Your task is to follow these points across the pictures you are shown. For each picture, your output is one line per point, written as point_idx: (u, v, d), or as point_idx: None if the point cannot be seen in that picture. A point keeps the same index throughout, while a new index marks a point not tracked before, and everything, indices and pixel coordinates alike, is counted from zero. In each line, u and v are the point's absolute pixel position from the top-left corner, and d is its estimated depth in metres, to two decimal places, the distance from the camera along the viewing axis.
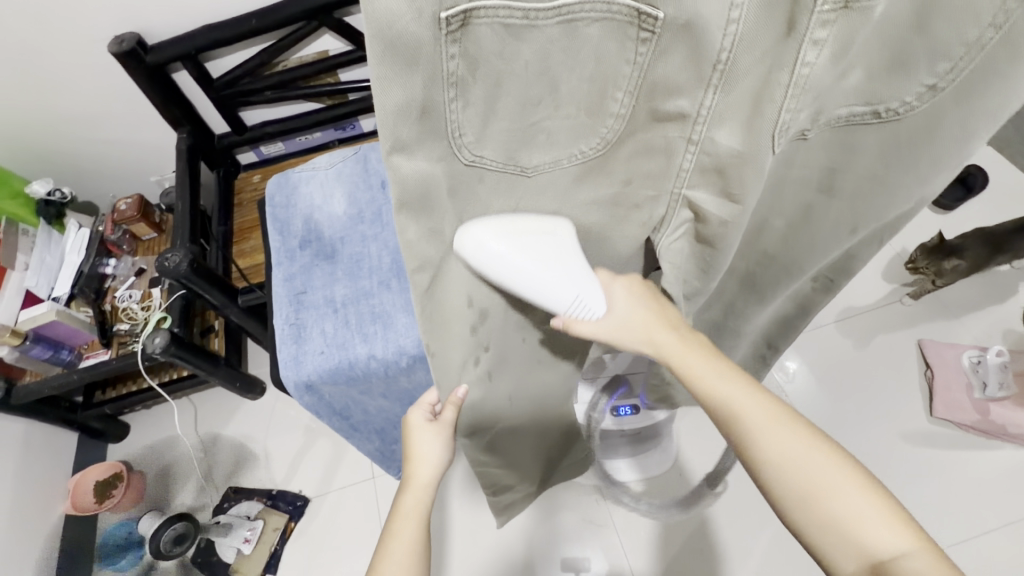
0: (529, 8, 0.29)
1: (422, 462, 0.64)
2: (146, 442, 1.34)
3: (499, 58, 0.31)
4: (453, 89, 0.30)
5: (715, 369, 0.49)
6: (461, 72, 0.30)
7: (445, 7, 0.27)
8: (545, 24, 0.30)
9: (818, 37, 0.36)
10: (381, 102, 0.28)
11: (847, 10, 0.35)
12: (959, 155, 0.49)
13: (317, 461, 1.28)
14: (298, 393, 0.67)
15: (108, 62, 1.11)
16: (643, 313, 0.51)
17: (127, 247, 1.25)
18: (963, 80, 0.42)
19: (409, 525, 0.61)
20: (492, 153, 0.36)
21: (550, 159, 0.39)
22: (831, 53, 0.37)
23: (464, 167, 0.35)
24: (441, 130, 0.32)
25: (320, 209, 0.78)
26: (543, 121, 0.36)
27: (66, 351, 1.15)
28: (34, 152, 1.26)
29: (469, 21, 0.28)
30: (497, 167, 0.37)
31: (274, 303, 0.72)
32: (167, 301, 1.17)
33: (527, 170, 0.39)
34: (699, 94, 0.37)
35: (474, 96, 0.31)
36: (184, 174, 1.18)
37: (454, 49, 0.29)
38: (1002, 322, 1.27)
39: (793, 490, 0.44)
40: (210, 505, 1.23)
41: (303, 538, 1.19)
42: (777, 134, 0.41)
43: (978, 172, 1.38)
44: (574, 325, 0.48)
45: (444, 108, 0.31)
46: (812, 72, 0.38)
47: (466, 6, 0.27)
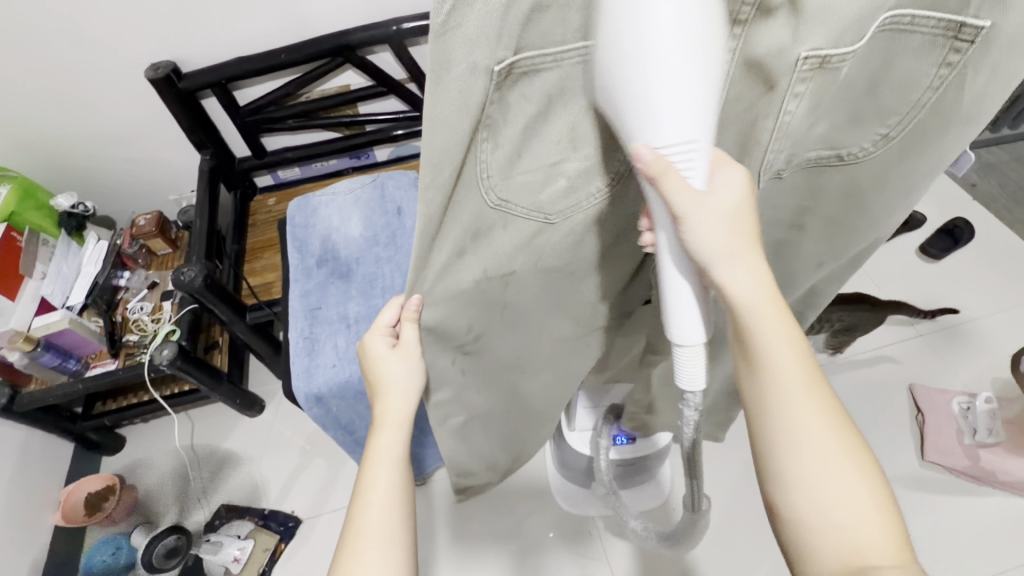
0: (557, 52, 0.37)
1: (393, 393, 0.59)
2: (141, 455, 1.34)
3: (526, 102, 0.39)
4: (486, 132, 0.39)
5: (786, 341, 0.43)
6: (493, 119, 0.39)
7: (497, 62, 0.35)
8: (568, 65, 0.38)
9: (798, 90, 0.40)
10: (428, 139, 0.37)
11: (822, 69, 0.39)
12: (908, 190, 0.55)
13: (311, 482, 1.27)
14: (308, 405, 0.69)
15: (142, 86, 1.18)
16: (737, 228, 0.41)
17: (142, 261, 1.28)
18: (915, 130, 0.48)
19: (384, 467, 0.57)
20: (517, 199, 0.45)
21: (538, 177, 0.45)
22: (808, 104, 0.42)
23: (491, 209, 0.45)
24: (474, 172, 0.42)
25: (339, 231, 0.82)
26: (562, 165, 0.45)
27: (74, 360, 1.17)
28: (62, 166, 1.31)
29: (512, 70, 0.36)
30: (525, 213, 0.47)
31: (290, 317, 0.74)
32: (177, 314, 1.20)
33: (552, 215, 0.48)
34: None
35: (505, 137, 0.41)
36: (205, 194, 1.23)
37: (495, 96, 0.37)
38: (989, 369, 1.30)
39: (802, 485, 0.42)
40: (200, 522, 1.22)
41: (292, 561, 1.17)
42: (761, 170, 0.47)
43: (964, 226, 1.47)
44: (663, 175, 0.36)
45: (479, 147, 0.40)
46: (791, 118, 0.43)
47: (511, 60, 0.36)
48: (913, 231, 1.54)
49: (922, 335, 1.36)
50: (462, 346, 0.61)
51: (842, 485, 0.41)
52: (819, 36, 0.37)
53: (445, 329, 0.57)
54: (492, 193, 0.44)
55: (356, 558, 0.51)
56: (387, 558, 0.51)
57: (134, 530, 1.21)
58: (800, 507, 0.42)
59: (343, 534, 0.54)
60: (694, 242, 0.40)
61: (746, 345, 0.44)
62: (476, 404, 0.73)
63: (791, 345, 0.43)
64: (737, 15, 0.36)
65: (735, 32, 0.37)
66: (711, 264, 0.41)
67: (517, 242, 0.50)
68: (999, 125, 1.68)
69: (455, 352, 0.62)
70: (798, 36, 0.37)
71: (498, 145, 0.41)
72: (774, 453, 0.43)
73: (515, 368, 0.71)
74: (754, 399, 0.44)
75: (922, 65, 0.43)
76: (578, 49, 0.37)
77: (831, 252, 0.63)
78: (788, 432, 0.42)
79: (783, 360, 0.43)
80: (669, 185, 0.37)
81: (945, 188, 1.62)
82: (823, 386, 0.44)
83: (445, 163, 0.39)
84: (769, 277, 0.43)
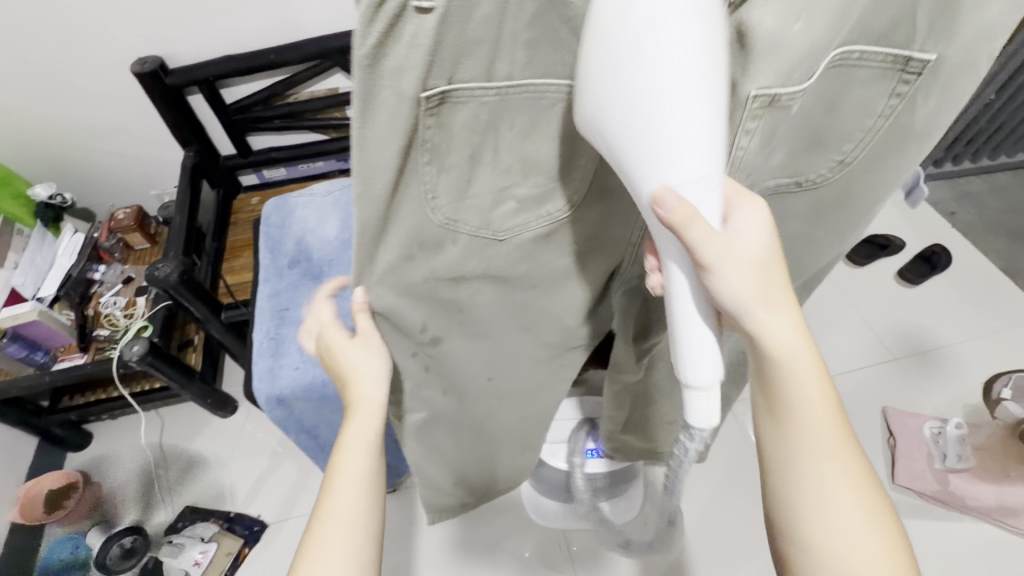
0: (500, 86, 0.39)
1: (361, 380, 0.58)
2: (106, 453, 1.31)
3: (472, 128, 0.41)
4: (428, 154, 0.41)
5: (818, 397, 0.45)
6: (433, 140, 0.40)
7: (428, 89, 0.37)
8: (515, 95, 0.40)
9: (749, 127, 0.39)
10: (359, 154, 0.38)
11: (772, 107, 0.38)
12: (863, 208, 0.57)
13: (279, 487, 1.25)
14: (269, 406, 0.68)
15: (128, 80, 1.18)
16: (764, 284, 0.42)
17: (119, 255, 1.26)
18: (866, 155, 0.50)
19: (356, 456, 0.56)
20: (465, 220, 0.48)
21: (486, 201, 0.48)
22: (761, 139, 0.41)
23: (437, 227, 0.48)
24: (418, 192, 0.44)
25: (312, 232, 0.81)
26: (511, 190, 0.48)
27: (42, 353, 1.14)
28: (44, 156, 1.29)
29: (447, 98, 0.38)
30: (471, 231, 0.49)
31: (257, 316, 0.73)
32: (150, 310, 1.18)
33: (499, 233, 0.51)
34: None
35: (448, 162, 0.43)
36: (186, 190, 1.21)
37: (432, 121, 0.39)
38: (963, 395, 1.31)
39: (821, 532, 0.45)
40: (162, 523, 1.20)
41: (255, 566, 1.15)
42: None
43: (941, 252, 1.51)
44: (689, 222, 0.35)
45: (421, 166, 0.42)
46: (744, 153, 0.42)
47: (444, 89, 0.37)
48: (891, 257, 1.56)
49: (896, 359, 1.38)
50: (420, 347, 0.62)
51: (859, 539, 0.44)
52: (768, 76, 0.36)
53: (399, 320, 0.56)
54: (438, 212, 0.46)
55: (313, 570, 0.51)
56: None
57: (91, 530, 1.18)
58: (808, 548, 0.45)
59: (312, 512, 0.55)
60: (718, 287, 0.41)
61: (772, 396, 0.46)
62: (441, 408, 0.73)
63: (822, 404, 0.45)
64: None
65: None
66: (741, 315, 0.42)
67: (466, 253, 0.51)
68: (978, 157, 1.71)
69: (415, 346, 0.61)
70: (748, 72, 0.36)
71: (442, 167, 0.43)
72: (789, 491, 0.46)
73: (471, 385, 0.72)
74: (775, 437, 0.47)
75: (875, 94, 0.45)
76: (519, 83, 0.40)
77: (795, 272, 0.64)
78: (806, 478, 0.45)
79: (812, 403, 0.45)
80: (693, 235, 0.36)
81: (925, 216, 1.65)
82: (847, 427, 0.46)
83: (375, 179, 0.40)
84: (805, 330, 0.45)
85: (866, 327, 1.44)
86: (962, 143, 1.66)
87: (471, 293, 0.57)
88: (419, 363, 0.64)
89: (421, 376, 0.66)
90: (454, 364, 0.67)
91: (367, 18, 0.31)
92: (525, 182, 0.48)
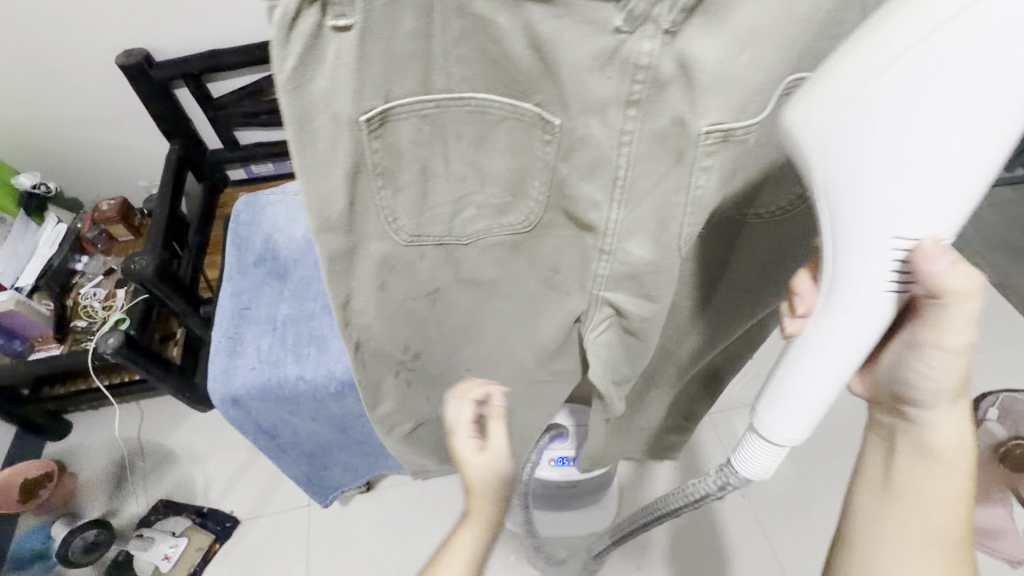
0: (438, 99, 0.36)
1: (484, 493, 0.56)
2: (83, 444, 1.31)
3: (417, 145, 0.38)
4: (380, 177, 0.39)
5: (949, 496, 0.46)
6: (383, 162, 0.38)
7: (365, 112, 0.34)
8: (457, 109, 0.37)
9: (705, 164, 0.40)
10: (304, 181, 0.37)
11: (726, 142, 0.39)
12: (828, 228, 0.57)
13: (254, 483, 1.25)
14: (224, 406, 0.68)
15: (112, 71, 1.16)
16: (959, 381, 0.43)
17: (101, 246, 1.25)
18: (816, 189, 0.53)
19: (450, 570, 0.53)
20: (429, 232, 0.46)
21: (447, 210, 0.45)
22: (719, 177, 0.41)
23: (406, 244, 0.46)
24: (376, 214, 0.42)
25: (279, 232, 0.80)
26: (470, 197, 0.44)
27: (19, 341, 1.14)
28: (16, 141, 1.24)
29: (387, 118, 0.36)
30: (436, 239, 0.47)
31: (217, 314, 0.73)
32: (130, 302, 1.18)
33: (463, 237, 0.48)
34: (604, 208, 0.42)
35: (401, 182, 0.40)
36: (168, 183, 1.20)
37: (377, 143, 0.36)
38: None
39: None
40: (136, 516, 1.20)
41: (227, 560, 1.16)
42: (683, 241, 0.45)
43: None
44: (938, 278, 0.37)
45: (373, 191, 0.40)
46: (704, 190, 0.42)
47: (382, 108, 0.35)
48: None
49: None
50: (402, 365, 0.62)
51: None
52: (719, 111, 0.37)
53: (381, 343, 0.57)
54: (401, 232, 0.44)
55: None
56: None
57: (54, 521, 1.19)
58: None
59: None
60: (921, 368, 0.44)
61: (907, 475, 0.47)
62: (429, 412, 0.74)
63: (954, 505, 0.46)
64: (629, 96, 0.36)
65: (629, 114, 0.37)
66: (925, 402, 0.45)
67: (435, 264, 0.50)
68: None
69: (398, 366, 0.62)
70: (696, 108, 0.36)
71: (396, 189, 0.40)
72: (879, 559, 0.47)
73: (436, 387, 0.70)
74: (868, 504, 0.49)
75: None
76: (461, 96, 0.37)
77: (763, 294, 0.63)
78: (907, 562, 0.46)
79: (943, 499, 0.46)
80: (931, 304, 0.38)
81: None
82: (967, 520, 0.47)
83: (331, 201, 0.38)
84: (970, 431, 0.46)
85: None
86: None
87: (448, 302, 0.56)
88: (402, 379, 0.65)
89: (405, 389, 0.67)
90: (428, 376, 0.67)
91: (281, 39, 0.29)
92: (482, 189, 0.44)
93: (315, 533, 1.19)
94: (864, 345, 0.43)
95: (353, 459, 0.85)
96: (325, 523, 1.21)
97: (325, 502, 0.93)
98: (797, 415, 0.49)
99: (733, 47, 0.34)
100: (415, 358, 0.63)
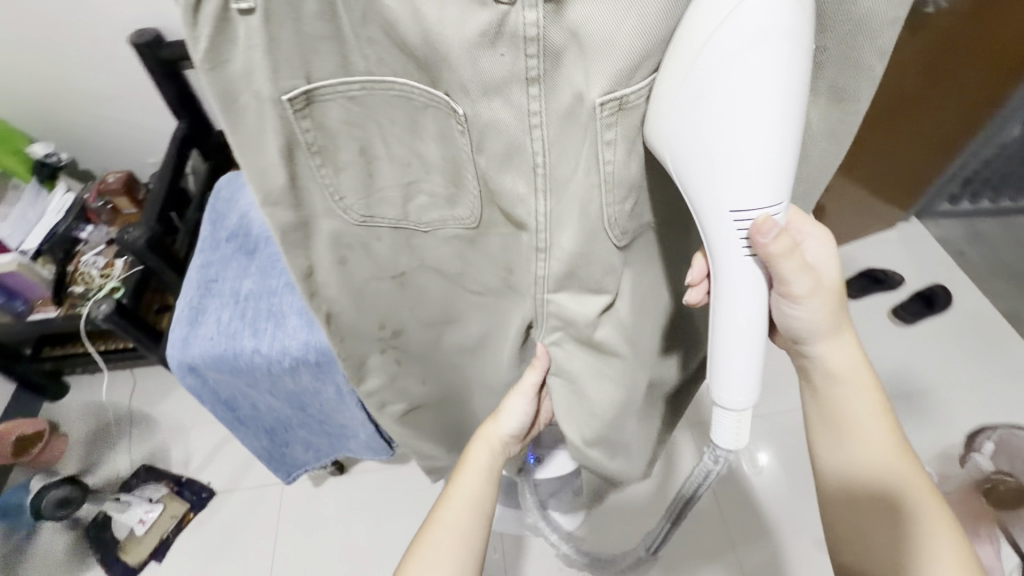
0: (362, 82, 0.42)
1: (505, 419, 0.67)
2: (77, 407, 1.36)
3: (346, 123, 0.44)
4: (317, 155, 0.45)
5: (874, 420, 0.55)
6: (319, 142, 0.44)
7: (288, 92, 0.40)
8: (380, 91, 0.43)
9: (608, 137, 0.40)
10: (244, 163, 0.43)
11: (622, 110, 0.39)
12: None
13: (233, 457, 1.28)
14: (183, 373, 0.70)
15: (124, 48, 1.20)
16: (831, 318, 0.53)
17: (105, 217, 1.29)
18: None
19: (474, 476, 0.63)
20: (379, 215, 0.51)
21: (395, 194, 0.50)
22: (627, 148, 0.41)
23: (359, 224, 0.51)
24: (323, 191, 0.47)
25: (255, 207, 0.81)
26: (419, 184, 0.50)
27: (21, 302, 1.21)
28: (32, 112, 1.29)
29: (314, 97, 0.41)
30: (390, 223, 0.52)
31: (185, 285, 0.75)
32: (126, 272, 1.22)
33: (420, 225, 0.53)
34: (530, 201, 0.46)
35: (341, 161, 0.46)
36: (170, 161, 1.23)
37: (307, 122, 0.42)
38: (943, 442, 1.23)
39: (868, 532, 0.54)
40: (119, 478, 1.24)
41: (199, 529, 1.19)
42: (608, 228, 0.46)
43: (941, 292, 1.45)
44: (782, 247, 0.44)
45: (315, 171, 0.46)
46: (615, 168, 0.42)
47: (306, 88, 0.40)
48: (888, 292, 1.49)
49: None
50: (384, 340, 0.65)
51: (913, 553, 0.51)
52: (608, 79, 0.37)
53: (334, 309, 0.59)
54: (352, 211, 0.49)
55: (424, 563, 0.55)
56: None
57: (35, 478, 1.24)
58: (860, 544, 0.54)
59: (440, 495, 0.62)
60: (801, 317, 0.52)
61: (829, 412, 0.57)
62: (419, 394, 0.76)
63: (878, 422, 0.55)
64: (528, 74, 0.38)
65: (532, 92, 0.39)
66: (812, 341, 0.55)
67: (395, 246, 0.55)
68: None
69: (380, 343, 0.66)
70: (589, 78, 0.38)
71: (336, 168, 0.46)
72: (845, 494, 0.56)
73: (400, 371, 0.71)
74: (838, 465, 0.56)
75: None
76: (384, 80, 0.42)
77: None
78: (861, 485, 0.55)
79: (866, 423, 0.55)
80: (784, 266, 0.46)
81: (932, 253, 1.56)
82: (898, 443, 0.55)
83: (271, 174, 0.45)
84: (862, 352, 0.56)
85: None
86: (984, 180, 1.51)
87: (417, 287, 0.60)
88: (389, 358, 0.69)
89: (394, 368, 0.70)
90: (421, 356, 0.70)
91: (189, 19, 0.35)
92: (429, 176, 0.49)
93: (286, 511, 1.21)
94: (755, 313, 0.49)
95: (313, 439, 0.87)
96: (297, 502, 1.22)
97: (287, 479, 0.94)
98: (733, 371, 0.52)
99: (617, 11, 0.35)
100: (396, 337, 0.66)
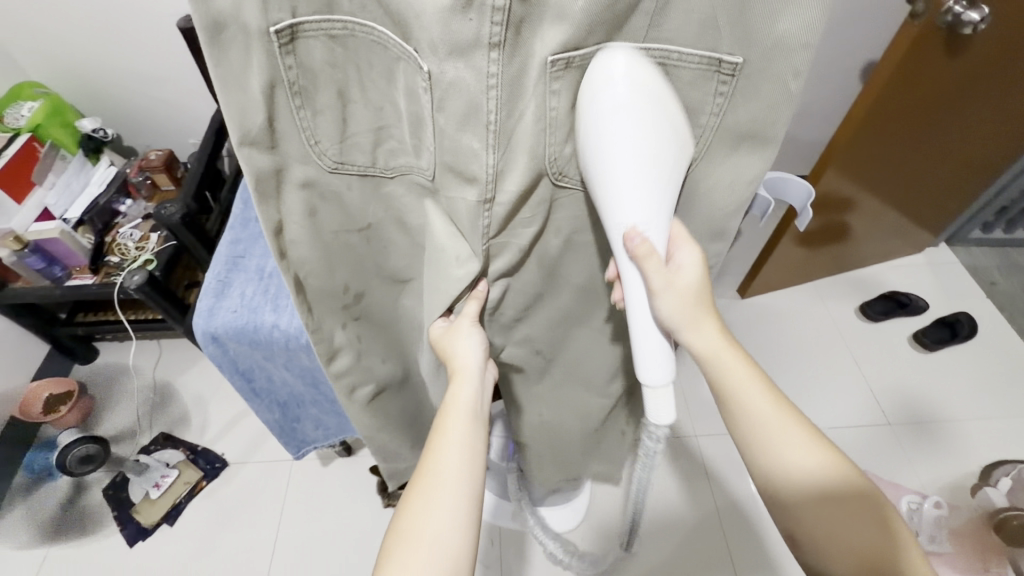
0: (345, 22, 0.44)
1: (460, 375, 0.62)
2: (105, 372, 1.42)
3: (327, 63, 0.46)
4: (296, 95, 0.46)
5: (768, 401, 0.55)
6: (299, 81, 0.45)
7: (274, 24, 0.41)
8: (361, 35, 0.45)
9: (554, 88, 0.46)
10: (223, 91, 0.43)
11: (569, 69, 0.45)
12: (727, 210, 0.58)
13: (247, 430, 1.32)
14: (205, 343, 0.73)
15: (168, 31, 1.25)
16: (692, 306, 0.54)
17: (144, 192, 1.36)
18: (709, 156, 0.53)
19: (460, 422, 0.59)
20: (350, 162, 0.53)
21: (366, 139, 0.52)
22: (571, 100, 0.47)
23: (331, 170, 0.53)
24: (297, 131, 0.49)
25: None
26: (389, 130, 0.52)
27: (59, 268, 1.25)
28: (82, 91, 1.36)
29: (297, 34, 0.43)
30: (359, 170, 0.54)
31: (213, 259, 0.78)
32: (160, 246, 1.27)
33: (387, 171, 0.55)
34: (482, 155, 0.48)
35: (320, 102, 0.48)
36: (207, 143, 1.29)
37: (290, 59, 0.44)
38: (957, 472, 1.21)
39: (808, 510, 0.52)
40: (140, 442, 1.30)
41: (210, 497, 1.24)
42: (548, 163, 0.51)
43: (965, 319, 1.40)
44: (641, 248, 0.48)
45: (292, 110, 0.47)
46: (558, 115, 0.47)
47: (291, 23, 0.42)
48: (911, 317, 1.46)
49: (890, 427, 1.28)
50: (348, 308, 0.67)
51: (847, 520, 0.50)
52: (559, 41, 0.43)
53: (318, 284, 0.63)
54: (325, 156, 0.51)
55: (415, 523, 0.52)
56: (447, 530, 0.52)
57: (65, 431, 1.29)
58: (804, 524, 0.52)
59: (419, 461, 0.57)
60: (665, 316, 0.53)
61: (727, 397, 0.56)
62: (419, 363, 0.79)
63: (770, 396, 0.55)
64: (489, 39, 0.41)
65: (492, 56, 0.42)
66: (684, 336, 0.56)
67: (364, 197, 0.57)
68: None
69: (345, 315, 0.68)
70: (543, 38, 0.43)
71: (315, 110, 0.48)
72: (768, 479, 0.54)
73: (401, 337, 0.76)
74: (759, 461, 0.54)
75: (703, 94, 0.48)
76: (366, 24, 0.45)
77: None
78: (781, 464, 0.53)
79: (761, 403, 0.55)
80: (648, 265, 0.49)
81: (959, 280, 1.53)
82: (791, 413, 0.55)
83: (251, 111, 0.45)
84: (723, 332, 0.57)
85: (868, 387, 1.35)
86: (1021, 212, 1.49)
87: (381, 241, 0.63)
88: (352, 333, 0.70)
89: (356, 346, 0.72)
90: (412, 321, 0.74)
91: None
92: (397, 125, 0.52)
93: (295, 487, 1.25)
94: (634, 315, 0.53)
95: (323, 417, 0.90)
96: (305, 480, 1.26)
97: (296, 453, 0.98)
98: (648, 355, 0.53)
99: None
100: (357, 303, 0.68)
